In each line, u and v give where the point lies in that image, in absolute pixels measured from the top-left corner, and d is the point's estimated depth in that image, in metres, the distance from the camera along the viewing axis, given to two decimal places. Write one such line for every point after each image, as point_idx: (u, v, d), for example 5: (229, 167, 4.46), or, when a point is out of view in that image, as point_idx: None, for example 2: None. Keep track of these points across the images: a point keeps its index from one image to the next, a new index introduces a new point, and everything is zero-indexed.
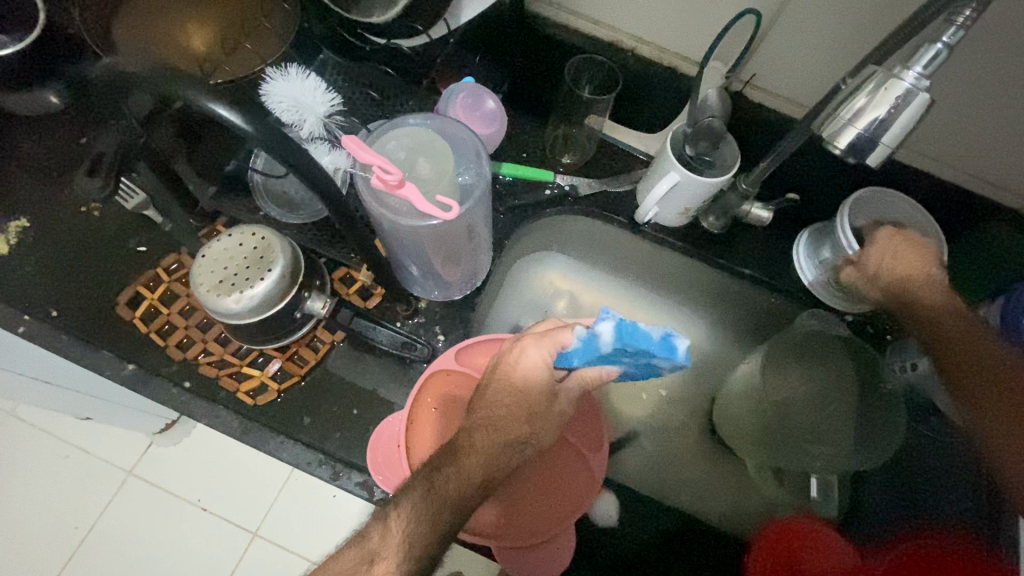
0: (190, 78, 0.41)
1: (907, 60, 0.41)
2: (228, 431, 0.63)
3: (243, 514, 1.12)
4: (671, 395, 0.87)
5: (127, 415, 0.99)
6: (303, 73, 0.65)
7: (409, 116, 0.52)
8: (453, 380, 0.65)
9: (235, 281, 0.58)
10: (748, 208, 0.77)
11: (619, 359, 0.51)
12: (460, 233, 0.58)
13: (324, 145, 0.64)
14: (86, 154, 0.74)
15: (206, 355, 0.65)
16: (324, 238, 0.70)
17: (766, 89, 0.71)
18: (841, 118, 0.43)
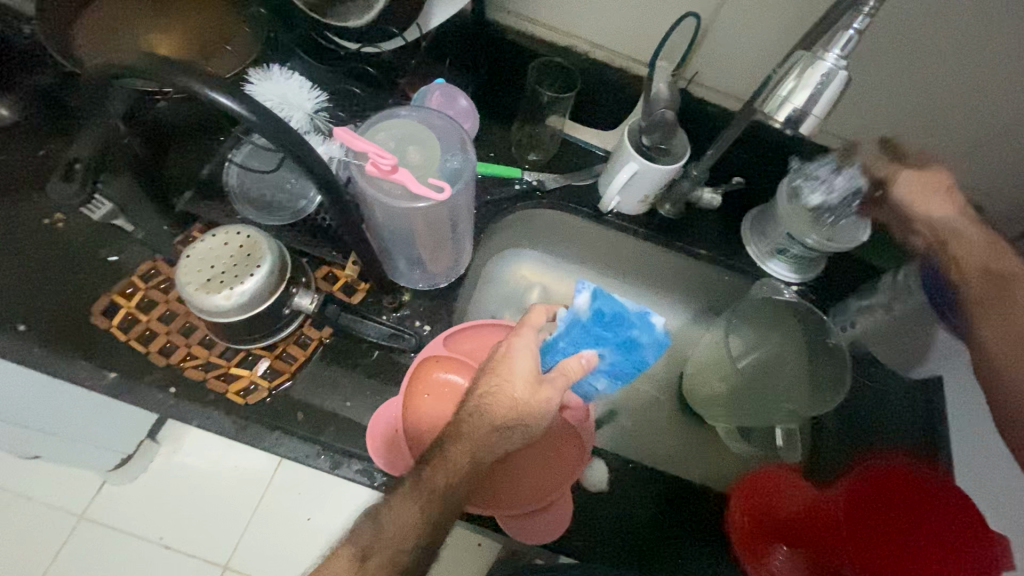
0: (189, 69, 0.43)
1: (827, 45, 0.48)
2: (220, 431, 0.63)
3: (210, 547, 1.07)
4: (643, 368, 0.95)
5: (85, 446, 0.94)
6: (285, 73, 0.69)
7: (396, 107, 0.55)
8: (442, 366, 0.68)
9: (223, 278, 0.59)
10: (700, 193, 0.85)
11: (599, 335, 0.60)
12: (445, 220, 0.61)
13: (319, 137, 0.66)
14: (44, 167, 0.72)
15: (191, 359, 0.65)
16: (307, 238, 0.72)
17: (708, 85, 0.80)
18: (779, 96, 0.49)
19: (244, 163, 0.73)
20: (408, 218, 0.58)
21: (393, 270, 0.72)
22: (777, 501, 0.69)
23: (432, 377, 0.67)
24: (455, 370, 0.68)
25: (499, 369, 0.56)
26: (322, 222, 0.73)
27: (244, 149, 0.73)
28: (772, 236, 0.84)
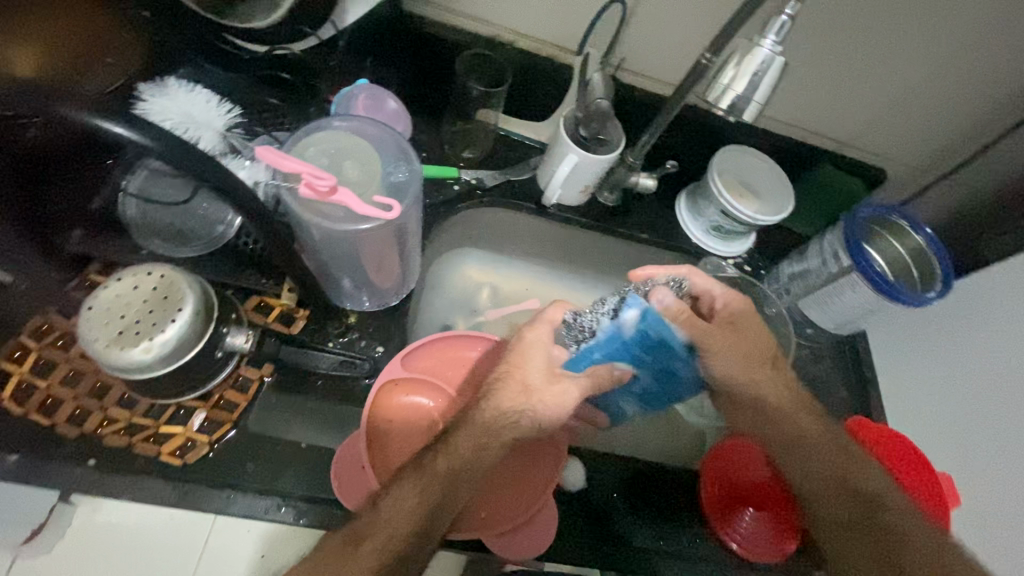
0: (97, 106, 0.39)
1: (762, 31, 0.49)
2: (158, 500, 0.55)
3: None
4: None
5: None
6: (183, 85, 0.62)
7: (325, 119, 0.50)
8: (403, 389, 0.66)
9: (138, 329, 0.51)
10: (636, 178, 0.85)
11: (636, 353, 0.54)
12: (393, 236, 0.57)
13: (243, 159, 0.61)
14: None
15: (110, 423, 0.56)
16: (231, 267, 0.64)
17: (637, 70, 0.80)
18: (721, 84, 0.50)
19: (143, 191, 0.63)
20: (355, 240, 0.53)
21: (337, 295, 0.67)
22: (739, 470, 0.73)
23: (398, 402, 0.65)
24: (418, 391, 0.67)
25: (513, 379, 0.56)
26: (246, 248, 0.65)
27: (139, 175, 0.63)
28: (707, 217, 0.87)
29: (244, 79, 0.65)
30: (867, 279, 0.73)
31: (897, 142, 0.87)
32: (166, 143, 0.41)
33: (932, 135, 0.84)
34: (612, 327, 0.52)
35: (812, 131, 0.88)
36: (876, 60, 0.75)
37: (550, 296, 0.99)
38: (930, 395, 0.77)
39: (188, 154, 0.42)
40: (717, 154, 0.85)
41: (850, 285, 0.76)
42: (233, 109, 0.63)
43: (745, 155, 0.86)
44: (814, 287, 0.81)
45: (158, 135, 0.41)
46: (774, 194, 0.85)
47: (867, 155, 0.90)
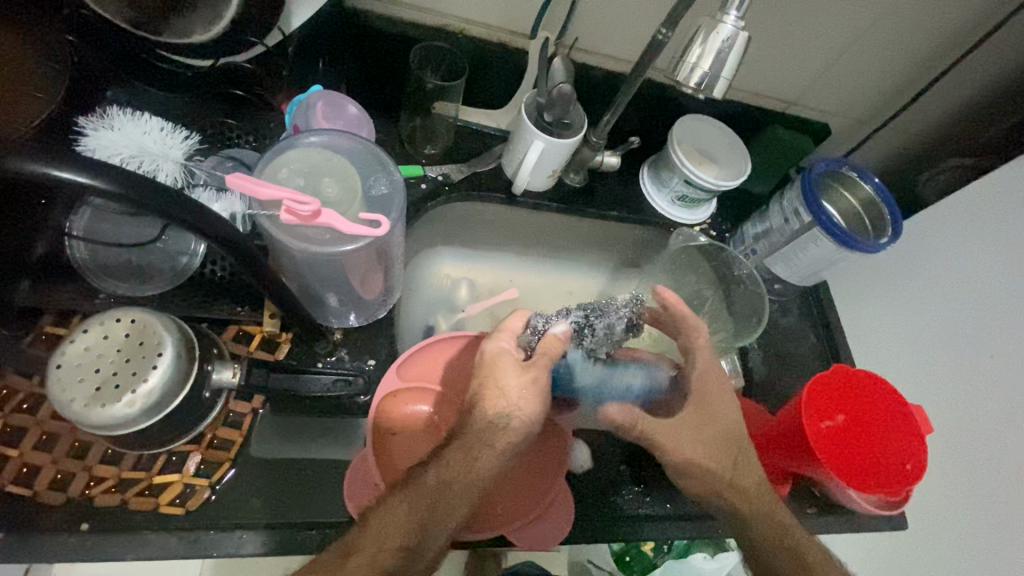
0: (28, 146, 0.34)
1: (723, 8, 0.50)
2: (164, 554, 0.53)
3: None
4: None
5: None
6: (132, 113, 0.56)
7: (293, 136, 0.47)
8: (405, 399, 0.65)
9: (118, 381, 0.47)
10: (600, 158, 0.87)
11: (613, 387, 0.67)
12: (379, 250, 0.55)
13: (210, 192, 0.58)
14: None
15: (98, 483, 0.53)
16: (202, 300, 0.61)
17: (591, 49, 0.79)
18: (689, 63, 0.51)
19: (91, 232, 0.59)
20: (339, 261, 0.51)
21: (321, 315, 0.65)
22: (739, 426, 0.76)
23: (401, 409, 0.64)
24: (421, 399, 0.65)
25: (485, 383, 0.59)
26: (216, 278, 0.62)
27: (84, 214, 0.59)
28: (671, 188, 0.89)
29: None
30: (827, 232, 0.77)
31: (837, 98, 0.92)
32: (127, 185, 0.37)
33: (869, 90, 0.89)
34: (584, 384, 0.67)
35: (761, 95, 0.91)
36: (815, 21, 0.78)
37: (526, 282, 1.00)
38: (890, 332, 0.84)
39: (153, 193, 0.38)
40: (675, 126, 0.87)
41: (813, 240, 0.80)
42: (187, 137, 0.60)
43: (702, 125, 0.88)
44: (778, 245, 0.85)
45: (116, 176, 0.37)
46: (730, 160, 0.88)
47: (812, 113, 0.95)
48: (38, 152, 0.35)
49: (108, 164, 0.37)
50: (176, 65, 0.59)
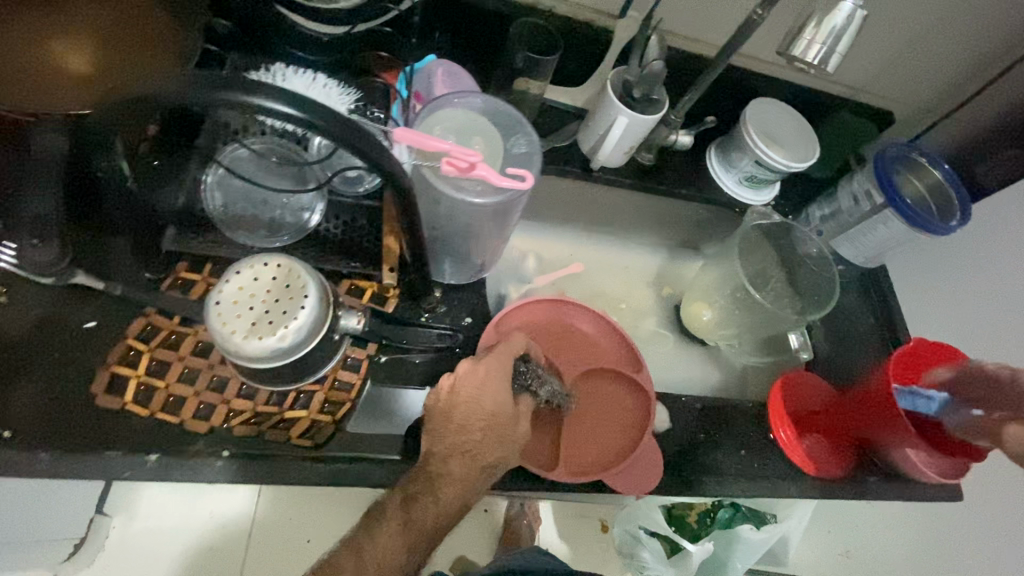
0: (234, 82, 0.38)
1: None
2: (299, 482, 0.56)
3: None
4: (633, 306, 1.05)
5: None
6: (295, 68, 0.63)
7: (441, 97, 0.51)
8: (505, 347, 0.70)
9: (270, 318, 0.51)
10: (675, 137, 0.89)
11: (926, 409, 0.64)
12: (506, 210, 0.59)
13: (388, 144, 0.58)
14: None
15: (235, 415, 0.57)
16: (319, 255, 0.65)
17: (674, 31, 0.83)
18: (810, 39, 0.54)
19: (223, 184, 0.64)
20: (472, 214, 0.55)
21: (436, 270, 0.69)
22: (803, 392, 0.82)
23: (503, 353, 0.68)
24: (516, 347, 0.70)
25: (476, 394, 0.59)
26: (332, 236, 0.66)
27: (220, 166, 0.64)
28: (740, 168, 0.91)
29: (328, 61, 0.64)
30: (900, 214, 0.81)
31: (905, 86, 0.94)
32: (324, 119, 0.40)
33: (939, 79, 0.91)
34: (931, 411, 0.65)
35: (830, 82, 0.93)
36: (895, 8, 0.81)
37: (589, 258, 1.04)
38: (951, 317, 0.87)
39: (339, 124, 0.41)
40: (750, 106, 0.89)
41: (883, 222, 0.83)
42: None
43: (775, 109, 0.91)
44: (846, 226, 0.88)
45: (311, 109, 0.40)
46: (800, 143, 0.90)
47: (878, 101, 0.97)
48: (248, 84, 0.39)
49: (307, 97, 0.40)
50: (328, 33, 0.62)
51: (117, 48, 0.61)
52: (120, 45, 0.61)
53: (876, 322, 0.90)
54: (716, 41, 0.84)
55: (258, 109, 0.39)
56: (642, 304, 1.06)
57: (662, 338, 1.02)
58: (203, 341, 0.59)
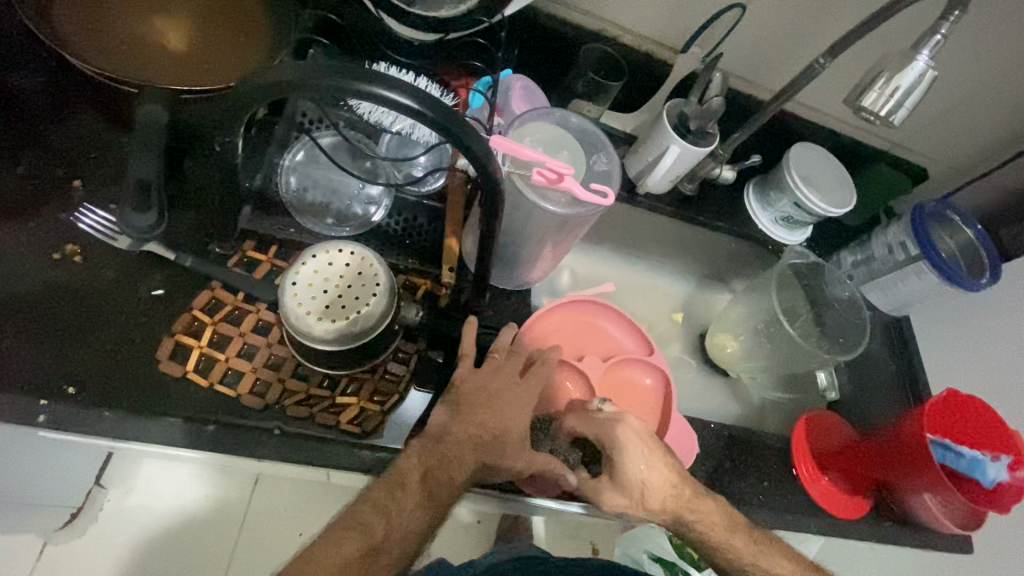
0: (356, 69, 0.40)
1: (918, 45, 0.56)
2: (345, 467, 0.57)
3: (204, 561, 1.11)
4: (658, 329, 1.07)
5: (64, 479, 0.92)
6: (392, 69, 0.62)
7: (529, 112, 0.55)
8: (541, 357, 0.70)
9: (343, 303, 0.54)
10: (719, 171, 0.92)
11: (973, 467, 0.67)
12: (577, 224, 0.61)
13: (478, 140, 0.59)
14: (52, 186, 0.60)
15: (289, 395, 0.58)
16: (379, 248, 0.67)
17: (731, 71, 0.86)
18: (882, 92, 0.57)
19: (300, 170, 0.66)
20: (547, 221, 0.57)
21: (492, 276, 0.71)
22: (829, 432, 0.83)
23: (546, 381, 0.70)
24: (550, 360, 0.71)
25: (482, 417, 0.60)
26: (393, 232, 0.68)
27: (299, 153, 0.66)
28: (776, 207, 0.94)
29: (425, 65, 0.63)
30: (934, 267, 0.83)
31: (944, 145, 0.96)
32: (434, 112, 0.42)
33: (978, 143, 0.94)
34: (985, 471, 0.66)
35: (871, 134, 0.97)
36: (942, 73, 0.85)
37: (618, 279, 1.06)
38: (972, 372, 0.89)
39: (450, 118, 0.42)
40: (793, 150, 0.92)
41: (916, 272, 0.86)
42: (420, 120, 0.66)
43: (818, 154, 0.93)
44: (878, 273, 0.91)
45: (423, 100, 0.41)
46: (838, 188, 0.92)
47: (915, 157, 1.00)
48: (368, 73, 0.41)
49: (420, 90, 0.42)
50: (423, 40, 0.62)
51: (212, 26, 0.63)
52: (213, 28, 0.63)
53: (898, 371, 0.91)
54: (769, 84, 0.88)
55: (369, 96, 0.41)
56: (667, 328, 1.08)
57: (685, 364, 1.03)
58: (265, 320, 0.61)
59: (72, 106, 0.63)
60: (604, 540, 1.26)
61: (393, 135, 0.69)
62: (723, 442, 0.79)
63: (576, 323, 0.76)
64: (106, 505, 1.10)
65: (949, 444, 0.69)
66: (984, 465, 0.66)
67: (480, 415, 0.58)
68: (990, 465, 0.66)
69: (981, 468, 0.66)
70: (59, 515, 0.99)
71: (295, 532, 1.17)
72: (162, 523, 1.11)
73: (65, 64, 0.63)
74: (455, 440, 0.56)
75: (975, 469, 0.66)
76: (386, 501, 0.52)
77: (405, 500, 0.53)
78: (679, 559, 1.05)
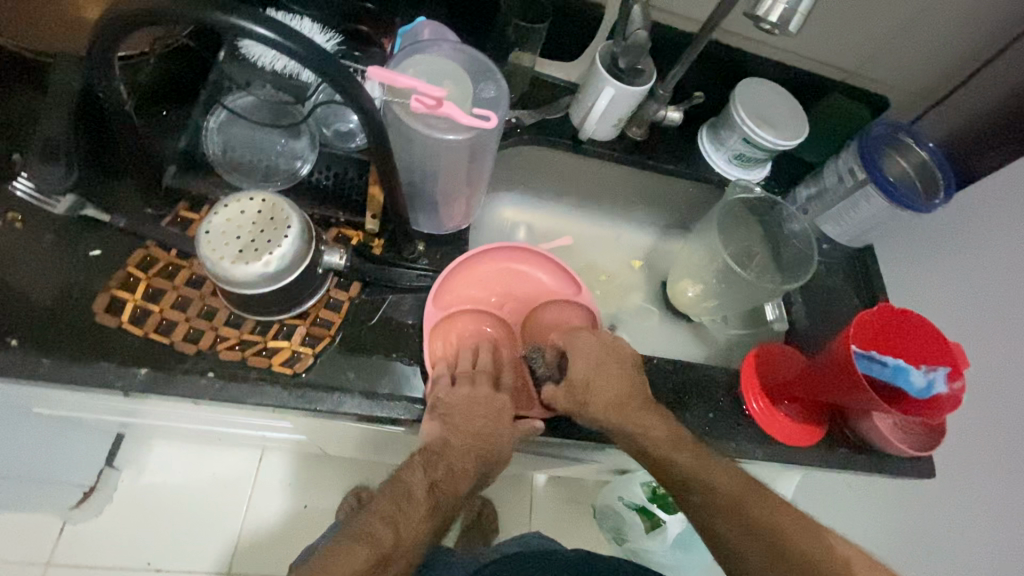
0: (216, 3, 0.43)
1: None
2: (273, 403, 0.61)
3: (214, 535, 1.16)
4: (625, 280, 1.08)
5: (68, 456, 0.98)
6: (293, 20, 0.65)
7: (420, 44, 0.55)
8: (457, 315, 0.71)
9: (256, 246, 0.56)
10: (662, 112, 0.91)
11: (898, 375, 0.65)
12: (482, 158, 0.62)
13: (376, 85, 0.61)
14: None
15: (221, 341, 0.62)
16: (307, 201, 0.69)
17: (661, 9, 0.86)
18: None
19: (224, 131, 0.69)
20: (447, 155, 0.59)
21: (412, 219, 0.72)
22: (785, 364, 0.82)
23: (458, 329, 0.71)
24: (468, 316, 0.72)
25: None
26: (320, 185, 0.70)
27: (221, 115, 0.69)
28: (727, 145, 0.93)
29: None
30: (882, 190, 0.82)
31: (899, 70, 0.93)
32: (294, 42, 0.44)
33: (933, 61, 0.91)
34: (911, 379, 0.64)
35: (820, 64, 0.95)
36: None
37: (580, 233, 1.07)
38: (939, 297, 0.87)
39: (309, 46, 0.45)
40: (738, 86, 0.90)
41: (865, 198, 0.84)
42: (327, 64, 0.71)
43: (765, 88, 0.92)
44: (829, 204, 0.89)
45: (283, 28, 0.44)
46: (790, 119, 0.90)
47: (871, 84, 0.97)
48: (228, 5, 0.43)
49: (280, 21, 0.44)
50: None
51: None
52: None
53: (857, 302, 0.90)
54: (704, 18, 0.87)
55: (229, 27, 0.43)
56: (634, 280, 1.08)
57: (648, 314, 1.05)
58: (198, 273, 0.64)
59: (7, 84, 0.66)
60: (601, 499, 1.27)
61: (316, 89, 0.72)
62: (673, 377, 0.79)
63: (499, 273, 0.77)
64: (118, 488, 1.16)
65: (875, 355, 0.67)
66: (910, 372, 0.64)
67: (476, 423, 0.62)
68: (915, 372, 0.64)
69: (906, 376, 0.65)
70: (71, 495, 1.06)
71: (301, 504, 1.21)
72: (169, 500, 1.17)
73: None
74: (456, 452, 0.61)
75: (901, 378, 0.65)
76: (394, 513, 0.56)
77: (413, 512, 0.57)
78: (653, 504, 1.07)
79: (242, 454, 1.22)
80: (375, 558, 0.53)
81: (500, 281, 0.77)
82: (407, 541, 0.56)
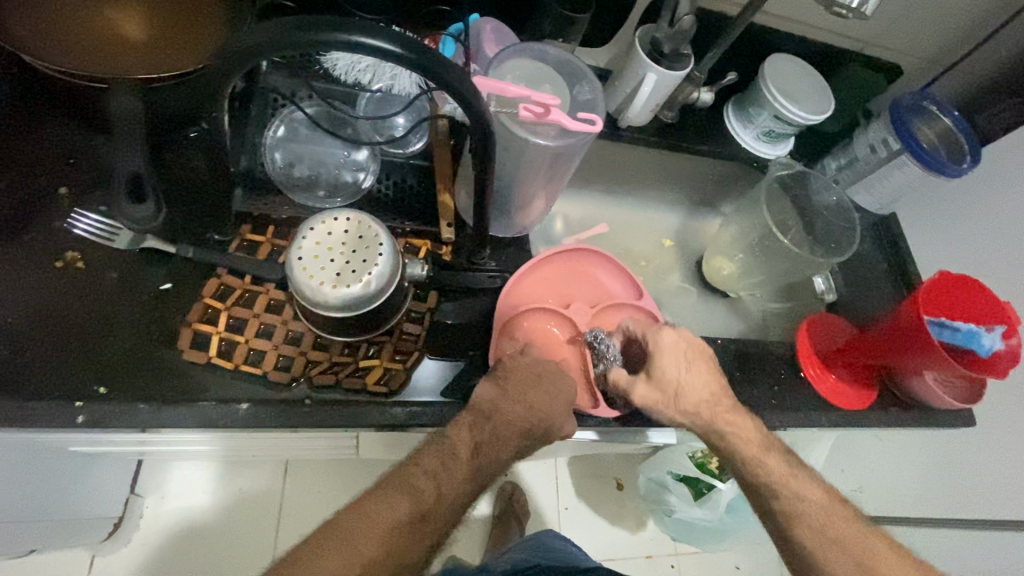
0: (326, 22, 0.40)
1: None
2: (379, 424, 0.60)
3: (252, 553, 1.13)
4: (656, 262, 1.09)
5: (98, 489, 0.93)
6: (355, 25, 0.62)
7: (513, 52, 0.59)
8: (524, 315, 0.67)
9: (353, 267, 0.54)
10: (696, 94, 0.91)
11: (967, 339, 0.70)
12: (570, 157, 0.63)
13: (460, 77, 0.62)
14: (41, 194, 0.59)
15: (313, 366, 0.59)
16: (373, 213, 0.67)
17: None
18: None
19: (283, 145, 0.66)
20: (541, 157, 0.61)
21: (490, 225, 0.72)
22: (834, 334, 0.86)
23: (525, 327, 0.67)
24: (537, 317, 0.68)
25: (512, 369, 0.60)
26: (385, 196, 0.68)
27: (278, 128, 0.66)
28: (756, 121, 0.94)
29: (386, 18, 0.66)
30: (916, 158, 0.85)
31: (915, 38, 0.95)
32: (412, 53, 0.41)
33: (952, 30, 0.93)
34: (978, 342, 0.70)
35: (843, 37, 0.96)
36: None
37: (610, 218, 1.08)
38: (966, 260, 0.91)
39: (427, 55, 0.42)
40: (767, 63, 0.91)
41: (900, 167, 0.87)
42: (397, 68, 0.68)
43: (794, 65, 0.93)
44: (863, 173, 0.93)
45: (401, 42, 0.41)
46: (815, 95, 0.92)
47: (890, 55, 0.99)
48: (342, 22, 0.40)
49: (397, 32, 0.41)
50: None
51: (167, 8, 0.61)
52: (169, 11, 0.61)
53: (891, 267, 0.94)
54: None
55: (346, 45, 0.40)
56: (665, 261, 1.10)
57: (683, 292, 1.06)
58: (276, 299, 0.61)
59: (42, 112, 0.62)
60: (626, 472, 1.32)
61: (370, 96, 0.70)
62: (733, 358, 0.81)
63: (562, 271, 0.74)
64: (144, 515, 1.11)
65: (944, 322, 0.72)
66: (979, 336, 0.70)
67: (530, 398, 0.59)
68: (985, 334, 0.69)
69: (975, 339, 0.70)
70: (100, 527, 1.01)
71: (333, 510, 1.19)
72: (202, 522, 1.13)
73: (27, 71, 0.62)
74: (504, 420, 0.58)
75: (971, 341, 0.70)
76: (437, 468, 0.55)
77: (455, 468, 0.55)
78: (702, 474, 1.10)
79: (271, 467, 1.18)
80: (413, 512, 0.52)
81: (564, 280, 0.74)
82: (448, 497, 0.55)
